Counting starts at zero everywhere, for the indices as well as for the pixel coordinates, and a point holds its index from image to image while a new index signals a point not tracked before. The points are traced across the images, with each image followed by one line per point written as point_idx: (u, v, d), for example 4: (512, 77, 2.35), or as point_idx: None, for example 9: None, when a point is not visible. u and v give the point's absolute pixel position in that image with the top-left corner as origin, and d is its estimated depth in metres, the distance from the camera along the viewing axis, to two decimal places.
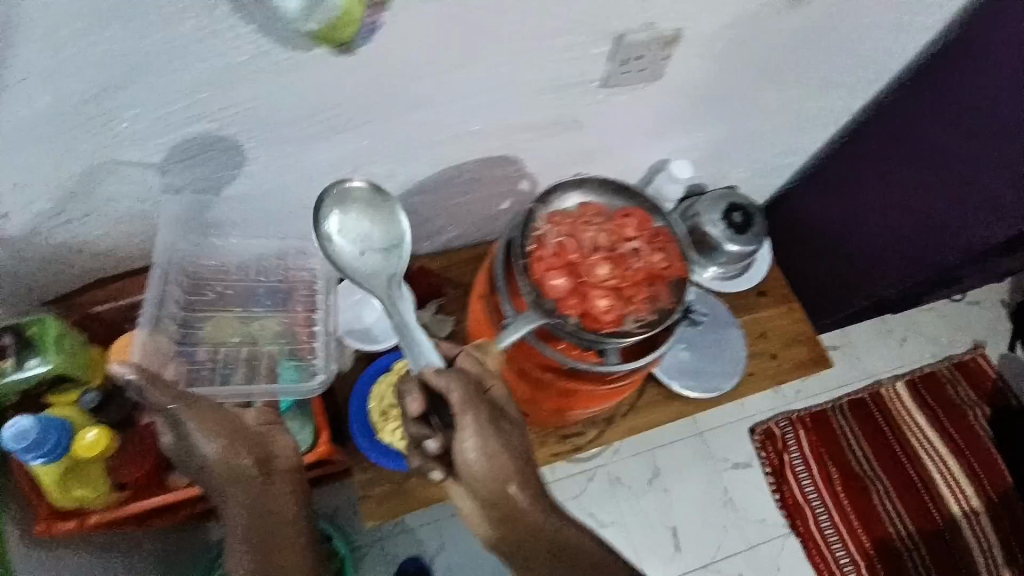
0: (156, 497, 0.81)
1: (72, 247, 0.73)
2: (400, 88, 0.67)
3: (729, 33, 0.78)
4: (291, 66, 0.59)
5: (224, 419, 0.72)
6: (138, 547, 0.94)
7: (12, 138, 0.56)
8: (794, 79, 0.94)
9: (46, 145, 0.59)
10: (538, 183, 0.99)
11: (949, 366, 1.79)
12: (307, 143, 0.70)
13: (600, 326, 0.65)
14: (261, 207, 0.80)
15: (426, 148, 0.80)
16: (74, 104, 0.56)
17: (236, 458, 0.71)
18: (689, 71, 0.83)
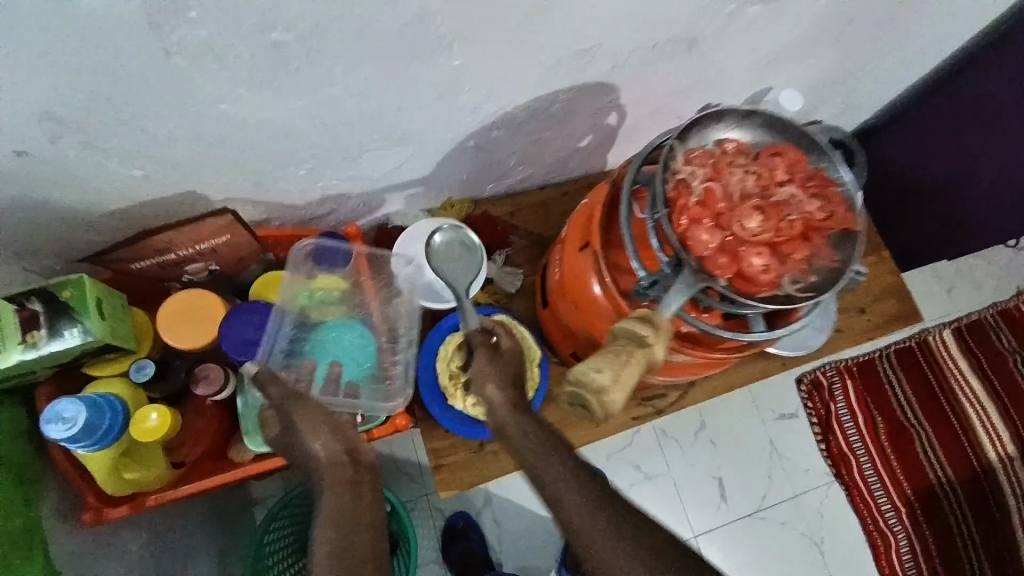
0: (218, 475, 0.72)
1: (111, 189, 0.61)
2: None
3: None
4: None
5: (331, 420, 0.73)
6: (190, 513, 0.89)
7: (41, 46, 0.43)
8: None
9: (82, 58, 0.46)
10: (625, 118, 0.87)
11: (993, 312, 1.64)
12: (393, 60, 0.57)
13: (756, 290, 0.55)
14: (326, 142, 0.68)
15: (522, 73, 0.67)
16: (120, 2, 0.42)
17: (338, 455, 0.70)
18: None
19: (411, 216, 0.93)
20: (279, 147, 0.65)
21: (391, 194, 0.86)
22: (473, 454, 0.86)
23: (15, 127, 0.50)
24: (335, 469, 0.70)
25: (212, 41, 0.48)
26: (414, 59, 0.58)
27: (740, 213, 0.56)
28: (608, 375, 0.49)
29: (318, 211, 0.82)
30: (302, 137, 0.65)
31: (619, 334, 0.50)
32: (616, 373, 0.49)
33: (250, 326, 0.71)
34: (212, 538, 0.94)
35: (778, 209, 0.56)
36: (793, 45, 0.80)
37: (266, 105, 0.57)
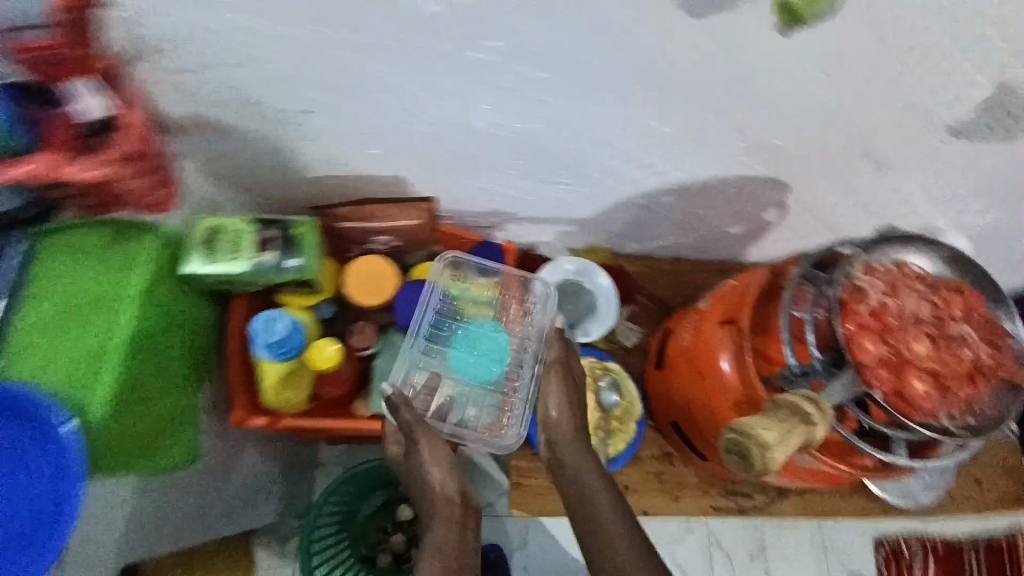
0: (341, 420, 0.78)
1: (343, 158, 0.73)
2: (745, 80, 0.60)
3: None
4: (664, 28, 0.53)
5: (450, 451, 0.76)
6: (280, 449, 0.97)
7: (354, 40, 0.55)
8: None
9: (376, 57, 0.57)
10: (786, 216, 0.89)
11: None
12: (606, 109, 0.65)
13: (912, 414, 0.56)
14: (517, 162, 0.76)
15: (709, 150, 0.73)
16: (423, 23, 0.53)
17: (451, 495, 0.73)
18: None
19: (554, 249, 1.01)
20: (486, 156, 0.74)
21: (547, 225, 0.94)
22: None
23: (303, 92, 0.62)
24: (445, 503, 0.72)
25: (475, 62, 0.57)
26: (632, 114, 0.66)
27: (909, 335, 0.59)
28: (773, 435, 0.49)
29: (484, 221, 0.92)
30: (506, 153, 0.74)
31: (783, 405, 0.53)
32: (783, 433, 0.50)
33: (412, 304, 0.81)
34: (286, 480, 1.01)
35: (948, 342, 0.59)
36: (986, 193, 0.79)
37: (497, 120, 0.67)
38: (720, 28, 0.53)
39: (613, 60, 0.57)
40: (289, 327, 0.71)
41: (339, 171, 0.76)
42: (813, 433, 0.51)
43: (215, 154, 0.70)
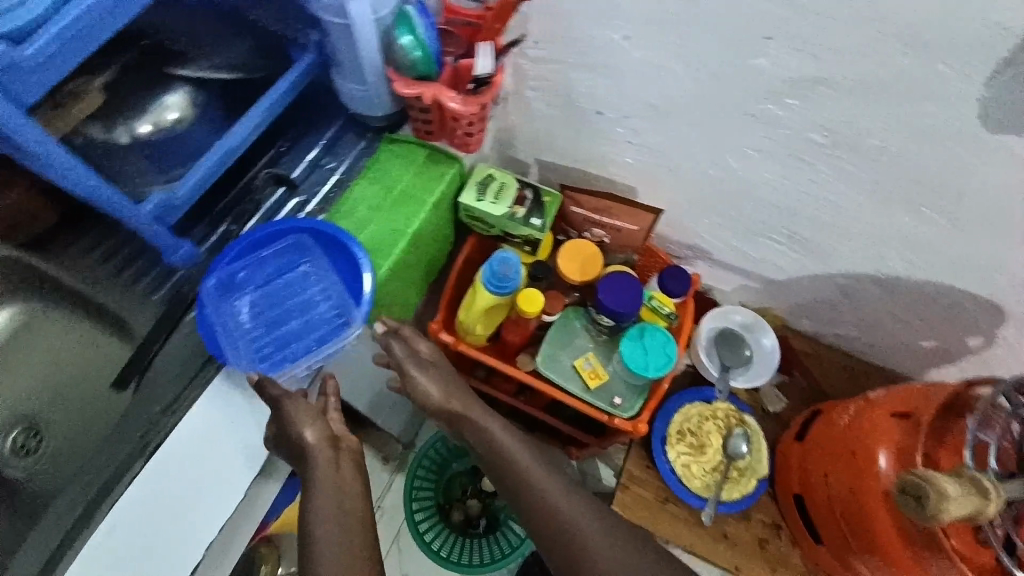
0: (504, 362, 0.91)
1: (596, 154, 0.88)
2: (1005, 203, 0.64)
3: None
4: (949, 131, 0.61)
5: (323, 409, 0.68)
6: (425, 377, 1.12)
7: (662, 67, 0.68)
8: None
9: (672, 83, 0.70)
10: (990, 351, 0.86)
11: None
12: (848, 179, 0.72)
13: None
14: (738, 204, 0.85)
15: (932, 252, 0.76)
16: (725, 69, 0.65)
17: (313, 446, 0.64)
18: None
19: (729, 298, 1.08)
20: (721, 192, 0.84)
21: (736, 274, 1.01)
22: (652, 501, 0.95)
23: (599, 93, 0.77)
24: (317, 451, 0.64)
25: (750, 109, 0.69)
26: (877, 197, 0.72)
27: None
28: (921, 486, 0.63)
29: (680, 250, 1.02)
30: (737, 196, 0.83)
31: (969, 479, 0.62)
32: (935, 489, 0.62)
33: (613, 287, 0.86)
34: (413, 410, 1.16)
35: None
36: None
37: (748, 164, 0.77)
38: (1006, 147, 0.59)
39: (885, 142, 0.65)
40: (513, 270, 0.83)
41: (589, 163, 0.90)
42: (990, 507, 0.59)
43: (506, 119, 0.89)
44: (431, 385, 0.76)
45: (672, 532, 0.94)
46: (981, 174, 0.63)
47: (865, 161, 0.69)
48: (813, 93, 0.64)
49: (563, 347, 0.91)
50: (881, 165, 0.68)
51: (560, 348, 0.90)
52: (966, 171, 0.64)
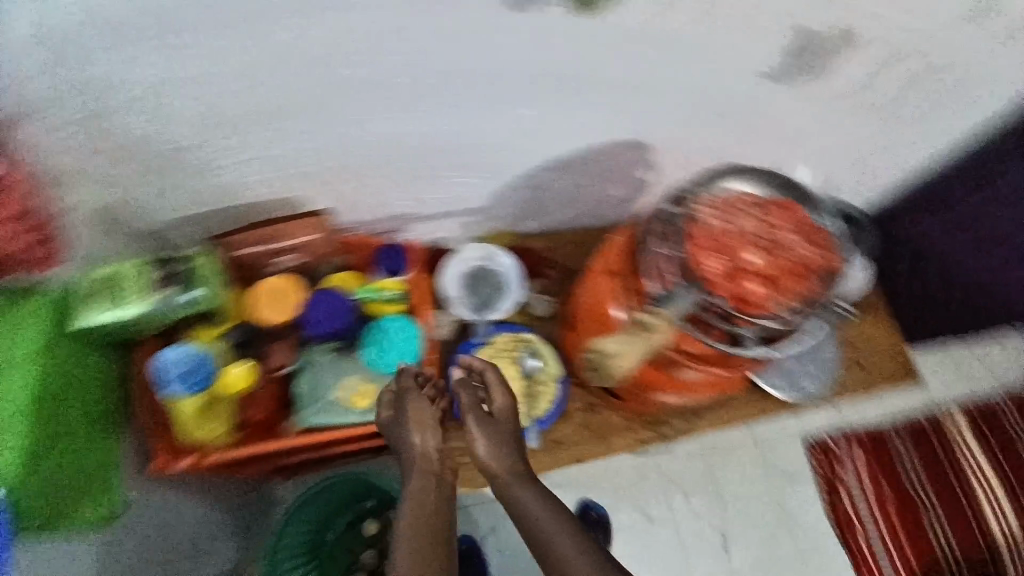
0: (265, 443, 0.84)
1: (224, 187, 0.77)
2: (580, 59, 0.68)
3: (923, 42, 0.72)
4: (496, 20, 0.61)
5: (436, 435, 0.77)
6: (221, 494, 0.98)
7: (192, 69, 0.59)
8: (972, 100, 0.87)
9: (220, 81, 0.61)
10: (659, 172, 0.97)
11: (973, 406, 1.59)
12: (454, 98, 0.71)
13: (749, 311, 0.67)
14: (391, 162, 0.81)
15: (565, 124, 0.80)
16: (254, 44, 0.58)
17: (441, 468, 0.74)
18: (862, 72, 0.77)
19: (460, 239, 1.07)
20: (371, 158, 0.79)
21: (447, 217, 1.00)
22: (488, 455, 0.98)
23: (161, 124, 0.65)
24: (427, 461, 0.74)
25: (315, 73, 0.63)
26: (494, 99, 0.73)
27: (745, 248, 0.68)
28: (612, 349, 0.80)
29: (385, 226, 0.96)
30: (386, 154, 0.79)
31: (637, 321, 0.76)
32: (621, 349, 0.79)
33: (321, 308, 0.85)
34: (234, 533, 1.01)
35: (777, 249, 0.68)
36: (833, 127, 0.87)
37: (369, 122, 0.72)
38: (544, 15, 0.62)
39: (458, 51, 0.64)
40: (193, 359, 0.75)
41: (226, 199, 0.79)
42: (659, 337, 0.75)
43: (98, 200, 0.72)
44: (485, 440, 0.77)
45: None
46: (547, 43, 0.66)
47: (457, 74, 0.68)
48: (354, 37, 0.60)
49: (321, 388, 0.86)
50: (472, 72, 0.68)
51: (319, 392, 0.86)
52: (535, 47, 0.66)
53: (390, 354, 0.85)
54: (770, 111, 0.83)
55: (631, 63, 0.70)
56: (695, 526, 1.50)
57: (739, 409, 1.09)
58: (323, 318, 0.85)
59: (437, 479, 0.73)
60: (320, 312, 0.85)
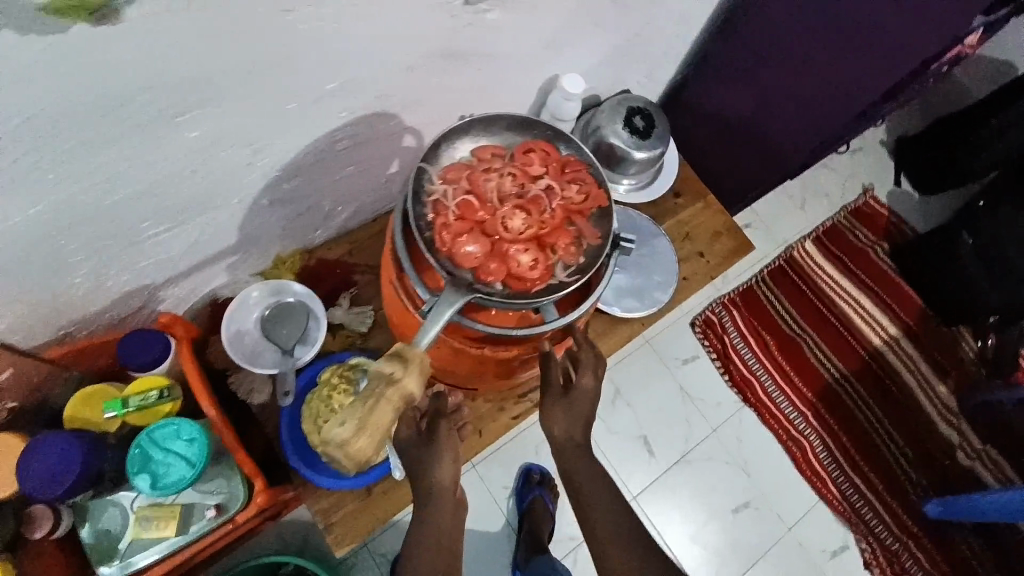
0: None
1: None
2: (231, 55, 0.53)
3: None
4: (71, 50, 0.44)
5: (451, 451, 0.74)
6: None
7: None
8: None
9: None
10: (424, 136, 0.85)
11: (814, 240, 1.78)
12: (102, 150, 0.53)
13: (530, 286, 0.58)
14: (78, 246, 0.62)
15: (278, 127, 0.65)
16: None
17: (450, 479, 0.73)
18: None
19: (242, 282, 0.91)
20: (36, 256, 0.60)
21: (207, 268, 0.83)
22: (361, 503, 0.84)
23: None
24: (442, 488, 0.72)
25: None
26: (155, 139, 0.56)
27: (502, 216, 0.59)
28: (346, 431, 0.46)
29: (128, 307, 0.78)
30: (55, 245, 0.60)
31: (374, 372, 0.46)
32: (357, 425, 0.45)
33: (47, 458, 0.62)
34: None
35: (537, 205, 0.60)
36: (566, 27, 0.82)
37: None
38: (144, 18, 0.45)
39: (46, 102, 0.47)
40: None
41: None
42: (408, 388, 0.46)
43: None
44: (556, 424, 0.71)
45: (394, 503, 0.85)
46: (171, 54, 0.49)
47: (72, 129, 0.50)
48: None
49: (115, 531, 0.72)
50: (92, 119, 0.50)
51: (115, 536, 0.72)
52: (158, 63, 0.49)
53: (170, 468, 0.67)
54: (494, 33, 0.73)
55: (301, 41, 0.56)
56: (619, 445, 1.50)
57: (610, 342, 1.04)
58: (43, 479, 0.62)
59: (452, 511, 0.72)
60: (34, 473, 0.62)
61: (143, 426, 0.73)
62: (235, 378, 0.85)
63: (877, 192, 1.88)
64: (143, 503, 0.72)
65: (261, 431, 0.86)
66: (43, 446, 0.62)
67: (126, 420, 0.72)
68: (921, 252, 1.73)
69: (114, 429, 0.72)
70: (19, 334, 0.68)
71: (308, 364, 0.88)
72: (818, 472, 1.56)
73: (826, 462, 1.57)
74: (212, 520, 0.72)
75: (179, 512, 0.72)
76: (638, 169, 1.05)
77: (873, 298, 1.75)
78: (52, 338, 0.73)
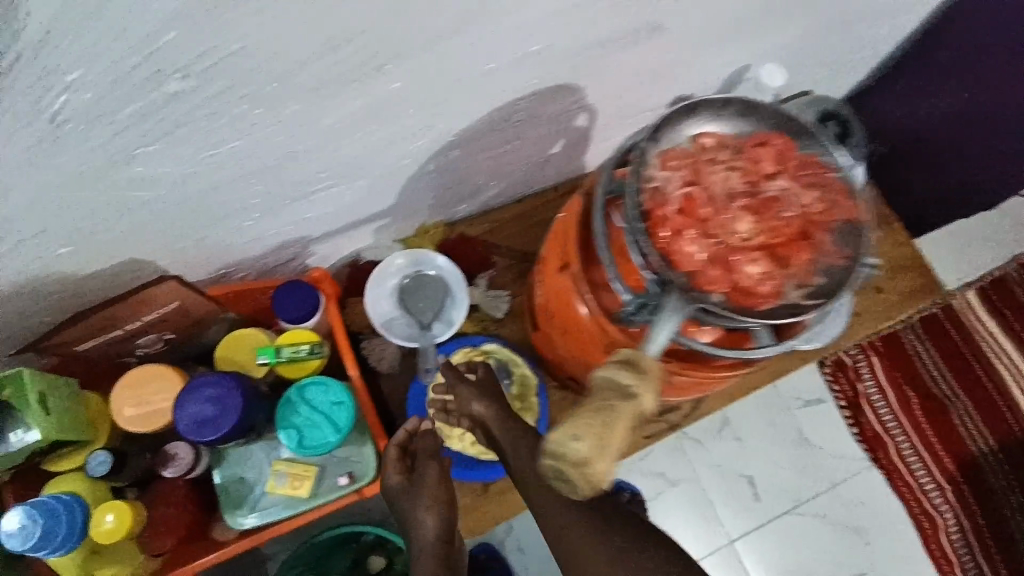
0: (212, 553, 0.66)
1: (46, 275, 0.56)
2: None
3: None
4: None
5: None
6: None
7: None
8: None
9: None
10: (596, 116, 0.78)
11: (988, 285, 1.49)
12: (307, 91, 0.50)
13: (753, 303, 0.49)
14: (260, 188, 0.60)
15: (466, 83, 0.59)
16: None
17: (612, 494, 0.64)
18: None
19: (383, 248, 0.87)
20: (219, 194, 0.58)
21: (360, 229, 0.80)
22: (477, 500, 0.79)
23: None
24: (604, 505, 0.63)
25: (106, 107, 0.43)
26: (360, 82, 0.52)
27: (728, 216, 0.50)
28: (587, 445, 0.42)
29: (280, 258, 0.76)
30: (239, 186, 0.58)
31: (602, 384, 0.45)
32: (600, 440, 0.42)
33: (205, 403, 0.61)
34: None
35: (771, 207, 0.50)
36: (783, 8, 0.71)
37: (189, 159, 0.51)
38: None
39: (277, 32, 0.43)
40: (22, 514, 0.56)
41: (56, 288, 0.58)
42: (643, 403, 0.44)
43: None
44: None
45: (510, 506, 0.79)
46: None
47: (295, 59, 0.46)
48: (140, 45, 0.40)
49: (250, 480, 0.69)
50: (313, 55, 0.47)
51: (249, 484, 0.69)
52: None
53: (316, 429, 0.66)
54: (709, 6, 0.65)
55: None
56: (720, 481, 1.39)
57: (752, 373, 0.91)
58: (204, 412, 0.61)
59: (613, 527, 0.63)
60: (185, 411, 0.61)
61: (288, 379, 0.71)
62: (370, 347, 0.83)
63: None
64: (281, 456, 0.70)
65: (382, 405, 0.84)
66: (199, 386, 0.62)
67: (275, 369, 0.70)
68: None
69: (260, 376, 0.70)
70: (181, 271, 0.67)
71: (443, 342, 0.83)
72: (946, 556, 1.39)
73: (958, 549, 1.38)
74: (343, 488, 0.69)
75: (311, 473, 0.69)
76: None
77: None
78: (211, 277, 0.72)
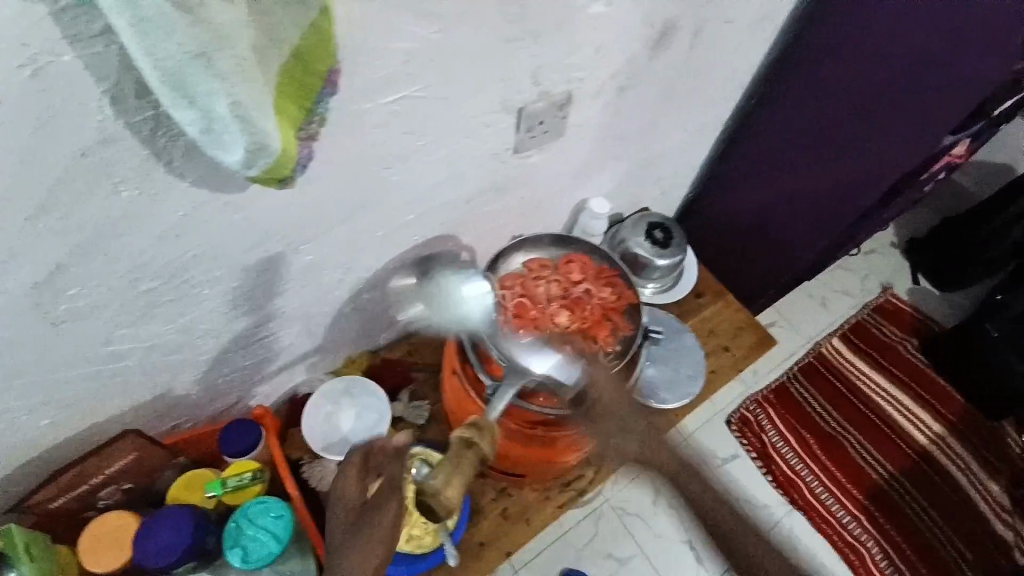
0: None
1: (40, 435, 0.72)
2: (346, 198, 0.72)
3: (614, 85, 0.86)
4: (241, 201, 0.62)
5: None
6: None
7: None
8: (685, 105, 1.05)
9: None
10: (477, 251, 1.02)
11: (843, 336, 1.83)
12: (243, 271, 0.71)
13: (575, 370, 0.70)
14: (209, 344, 0.78)
15: (361, 246, 0.82)
16: (23, 296, 0.57)
17: None
18: (589, 120, 0.89)
19: (317, 380, 1.04)
20: (176, 354, 0.76)
21: (295, 367, 0.97)
22: None
23: None
24: None
25: (100, 303, 0.63)
26: (281, 259, 0.74)
27: (549, 314, 0.72)
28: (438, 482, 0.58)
29: (227, 401, 0.91)
30: (192, 345, 0.76)
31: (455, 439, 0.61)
32: (448, 476, 0.58)
33: (162, 532, 0.73)
34: None
35: (578, 304, 0.74)
36: (591, 163, 1.01)
37: (151, 329, 0.70)
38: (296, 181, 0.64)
39: (219, 239, 0.65)
40: None
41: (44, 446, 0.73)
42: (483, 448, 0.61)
43: None
44: None
45: None
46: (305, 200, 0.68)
47: (233, 253, 0.68)
48: (128, 262, 0.61)
49: None
50: (245, 249, 0.68)
51: None
52: (296, 207, 0.68)
53: (259, 545, 0.75)
54: (535, 171, 0.92)
55: (391, 185, 0.75)
56: (663, 549, 1.48)
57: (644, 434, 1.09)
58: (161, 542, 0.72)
59: None
60: (144, 542, 0.72)
61: (234, 505, 0.81)
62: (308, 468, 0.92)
63: (897, 289, 1.96)
64: None
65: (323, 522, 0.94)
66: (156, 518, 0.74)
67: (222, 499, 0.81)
68: (952, 348, 1.75)
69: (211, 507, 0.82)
70: (142, 423, 0.82)
71: None
72: None
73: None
74: None
75: None
76: (660, 273, 1.19)
77: (912, 395, 1.76)
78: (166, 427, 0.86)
